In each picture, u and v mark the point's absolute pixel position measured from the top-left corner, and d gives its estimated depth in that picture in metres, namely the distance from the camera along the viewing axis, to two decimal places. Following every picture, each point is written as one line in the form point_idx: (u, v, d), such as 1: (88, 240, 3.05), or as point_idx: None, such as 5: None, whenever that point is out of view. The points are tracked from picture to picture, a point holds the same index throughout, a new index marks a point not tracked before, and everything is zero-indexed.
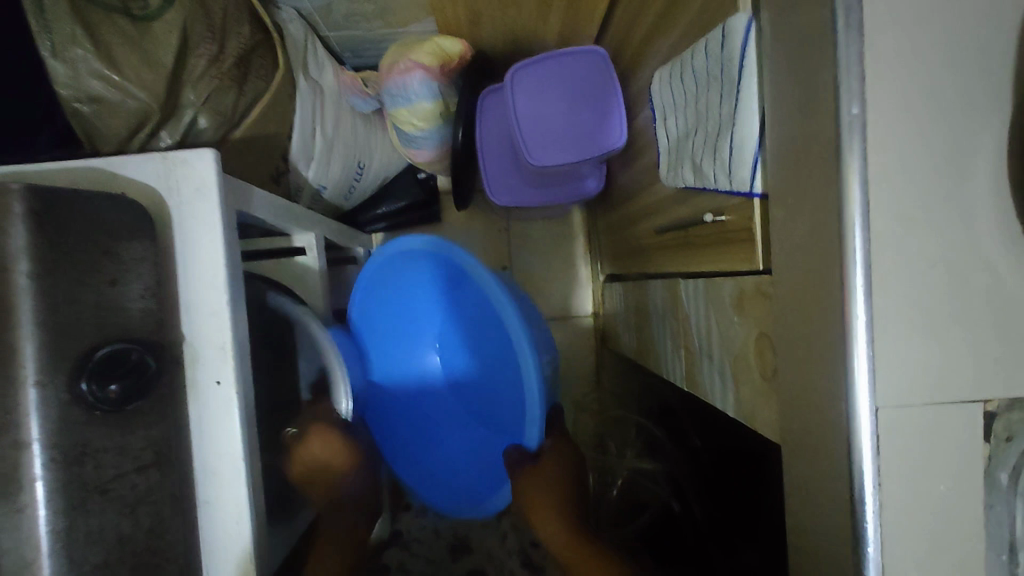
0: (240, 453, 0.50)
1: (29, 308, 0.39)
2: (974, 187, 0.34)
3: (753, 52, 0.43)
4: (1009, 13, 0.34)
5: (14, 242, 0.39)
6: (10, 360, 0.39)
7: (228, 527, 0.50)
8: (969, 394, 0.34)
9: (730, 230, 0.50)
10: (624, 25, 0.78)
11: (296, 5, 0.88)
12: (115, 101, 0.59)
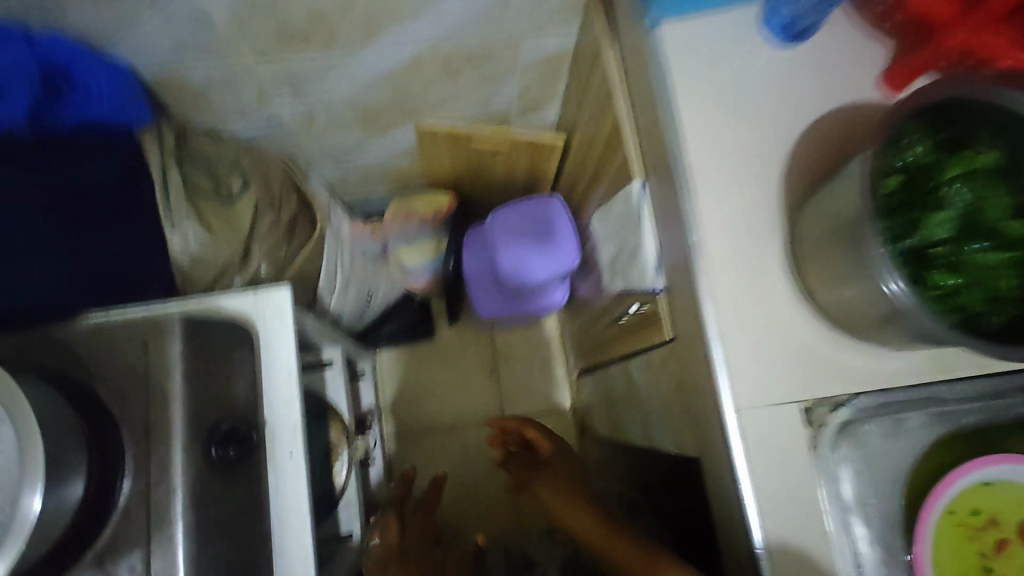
0: (305, 509, 0.63)
1: (180, 397, 0.58)
2: (772, 272, 0.57)
3: (646, 202, 0.69)
4: (779, 173, 0.59)
5: (174, 352, 0.59)
6: (166, 433, 0.57)
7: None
8: (792, 396, 0.55)
9: (650, 316, 0.72)
10: (573, 179, 1.06)
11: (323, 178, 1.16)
12: (208, 256, 0.80)
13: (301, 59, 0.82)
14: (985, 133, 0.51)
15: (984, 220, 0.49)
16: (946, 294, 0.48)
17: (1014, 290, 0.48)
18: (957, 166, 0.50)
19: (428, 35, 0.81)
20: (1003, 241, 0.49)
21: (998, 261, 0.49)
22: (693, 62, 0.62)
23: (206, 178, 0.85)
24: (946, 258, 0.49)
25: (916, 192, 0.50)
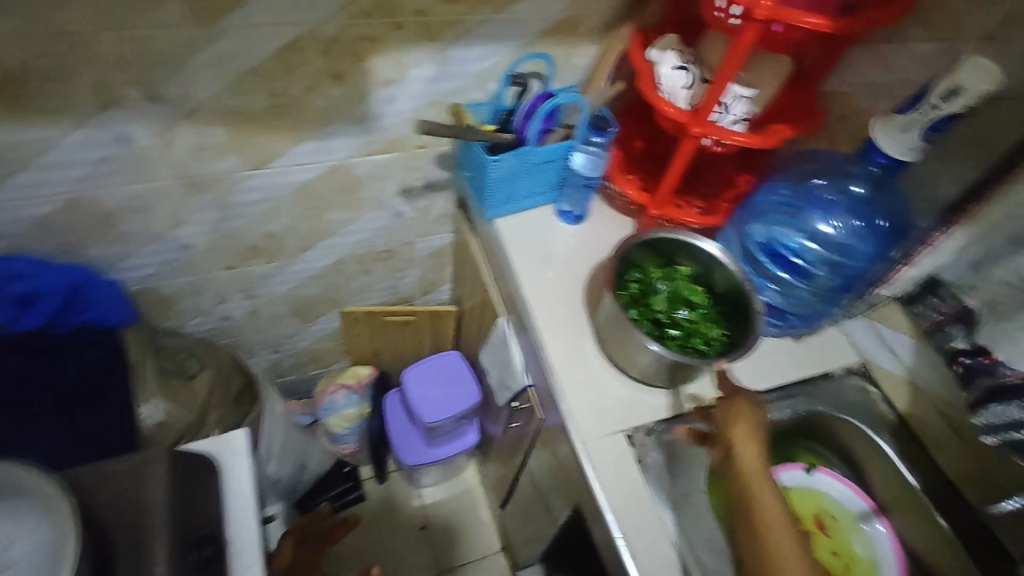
0: None
1: (162, 510, 0.72)
2: (589, 354, 0.89)
3: (511, 329, 1.01)
4: (581, 295, 0.94)
5: (159, 475, 0.75)
6: (150, 539, 0.70)
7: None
8: (617, 430, 0.82)
9: (528, 410, 0.99)
10: (466, 336, 1.38)
11: (259, 365, 1.38)
12: (171, 422, 0.97)
13: (251, 269, 1.12)
14: (672, 253, 0.88)
15: (688, 299, 0.85)
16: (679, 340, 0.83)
17: (712, 330, 0.84)
18: (662, 273, 0.87)
19: (347, 245, 1.16)
20: (700, 305, 0.86)
21: (700, 317, 0.85)
22: (520, 239, 1.00)
23: (171, 362, 1.05)
24: (673, 322, 0.85)
25: (647, 291, 0.86)
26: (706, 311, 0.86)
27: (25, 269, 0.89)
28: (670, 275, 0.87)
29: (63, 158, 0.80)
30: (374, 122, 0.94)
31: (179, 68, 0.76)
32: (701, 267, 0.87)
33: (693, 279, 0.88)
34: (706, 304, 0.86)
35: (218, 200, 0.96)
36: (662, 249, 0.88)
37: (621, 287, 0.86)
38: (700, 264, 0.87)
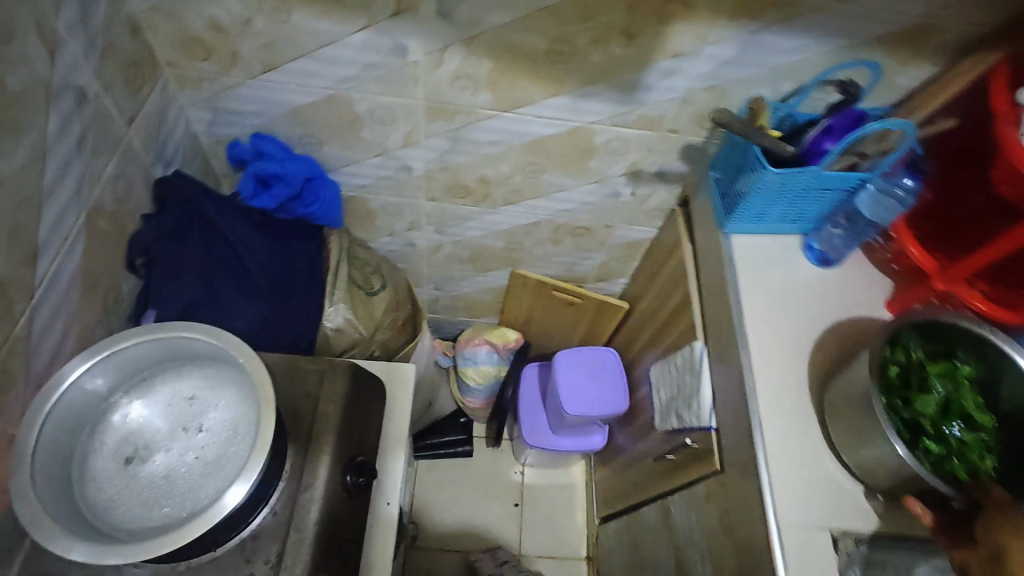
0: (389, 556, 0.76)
1: (336, 424, 0.73)
2: (806, 423, 0.75)
3: (707, 358, 0.89)
4: (812, 351, 0.80)
5: (341, 389, 0.75)
6: (320, 450, 0.71)
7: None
8: (822, 524, 0.69)
9: (699, 451, 0.88)
10: (629, 338, 1.28)
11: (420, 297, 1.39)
12: (347, 331, 0.98)
13: (453, 207, 1.10)
14: (961, 342, 0.71)
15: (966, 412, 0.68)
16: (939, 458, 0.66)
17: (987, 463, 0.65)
18: (942, 367, 0.70)
19: (550, 210, 1.10)
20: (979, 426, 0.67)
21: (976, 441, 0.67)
22: (753, 266, 0.86)
23: (360, 273, 1.06)
24: (936, 433, 0.67)
25: (911, 382, 0.70)
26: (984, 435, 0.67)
27: (272, 149, 0.92)
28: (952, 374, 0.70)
29: (341, 56, 0.80)
30: (640, 95, 0.84)
31: None
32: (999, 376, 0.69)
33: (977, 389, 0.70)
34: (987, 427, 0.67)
35: (455, 133, 0.92)
36: (950, 333, 0.71)
37: (881, 365, 0.71)
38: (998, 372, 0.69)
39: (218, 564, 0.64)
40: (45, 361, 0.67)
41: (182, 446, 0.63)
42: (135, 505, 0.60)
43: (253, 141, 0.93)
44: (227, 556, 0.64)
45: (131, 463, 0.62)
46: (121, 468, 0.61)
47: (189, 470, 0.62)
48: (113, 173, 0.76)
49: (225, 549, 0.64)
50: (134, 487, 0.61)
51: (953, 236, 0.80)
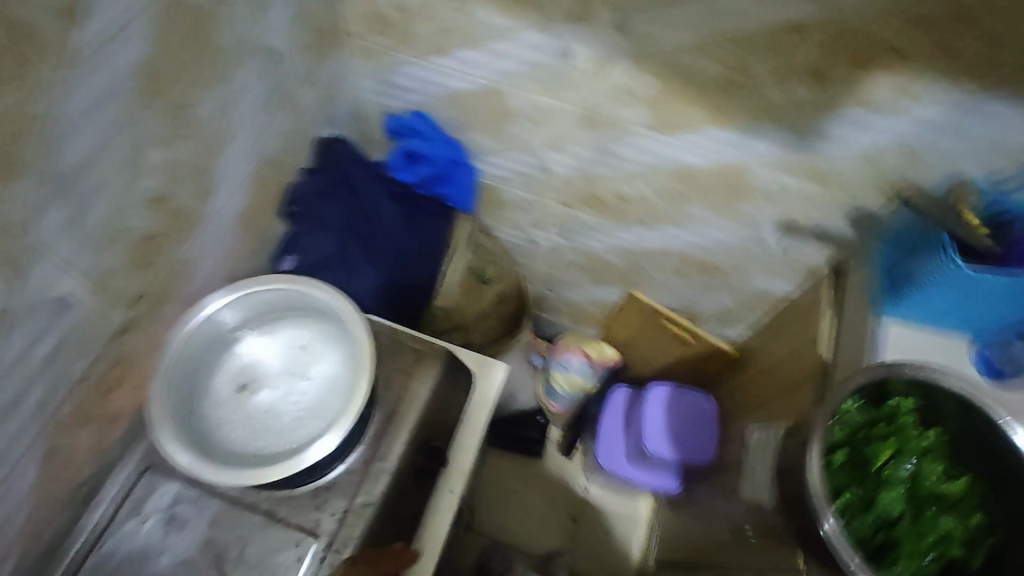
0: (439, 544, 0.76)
1: (421, 405, 0.75)
2: None
3: None
4: None
5: (432, 372, 0.78)
6: (401, 426, 0.74)
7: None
8: None
9: (782, 542, 0.79)
10: (734, 391, 1.18)
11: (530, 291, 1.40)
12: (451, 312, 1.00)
13: (582, 215, 1.07)
14: (941, 406, 0.63)
15: (933, 470, 0.62)
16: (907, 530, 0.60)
17: (957, 525, 0.59)
18: (885, 446, 0.63)
19: (681, 240, 1.04)
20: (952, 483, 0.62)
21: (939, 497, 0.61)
22: (902, 360, 0.75)
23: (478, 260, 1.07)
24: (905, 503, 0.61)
25: (880, 475, 0.63)
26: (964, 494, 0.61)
27: (425, 129, 0.97)
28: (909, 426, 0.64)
29: (506, 52, 0.81)
30: (812, 143, 0.76)
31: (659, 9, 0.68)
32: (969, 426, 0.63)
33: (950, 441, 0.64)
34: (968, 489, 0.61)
35: (600, 144, 0.90)
36: (929, 391, 0.63)
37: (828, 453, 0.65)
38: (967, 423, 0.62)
39: (291, 503, 0.70)
40: (198, 284, 0.77)
41: (286, 391, 0.70)
42: (235, 429, 0.68)
43: (410, 117, 0.97)
44: (301, 497, 0.70)
45: (244, 390, 0.71)
46: (235, 392, 0.70)
47: (285, 414, 0.69)
48: (284, 127, 0.84)
49: (302, 491, 0.70)
50: (240, 412, 0.69)
51: None
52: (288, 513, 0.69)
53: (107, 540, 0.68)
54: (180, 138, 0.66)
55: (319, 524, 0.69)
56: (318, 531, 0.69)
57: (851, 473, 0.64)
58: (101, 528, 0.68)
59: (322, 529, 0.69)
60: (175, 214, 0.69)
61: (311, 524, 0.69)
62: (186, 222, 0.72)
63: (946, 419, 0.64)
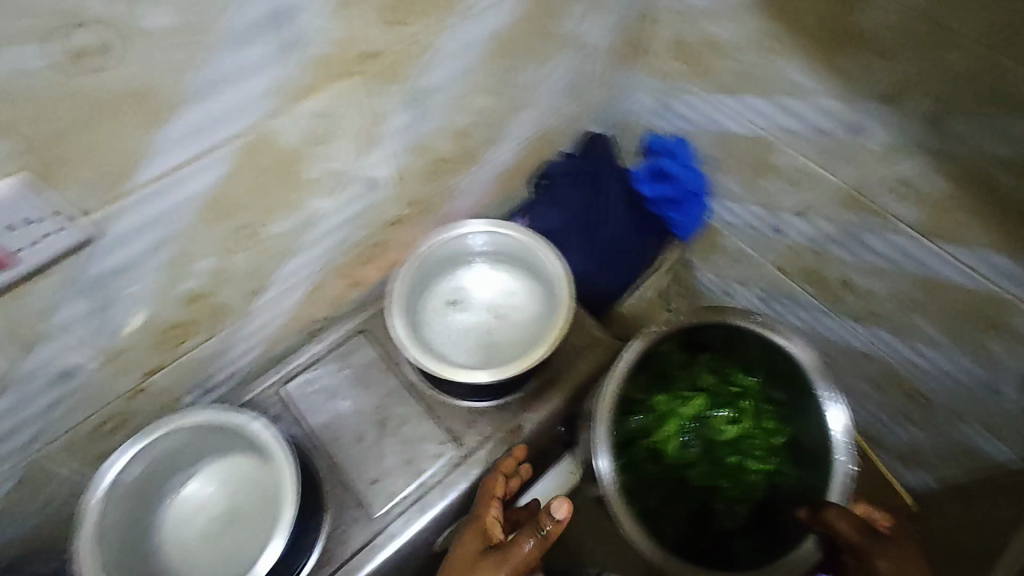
0: None
1: (580, 384, 0.83)
2: None
3: None
4: None
5: (602, 362, 0.85)
6: (558, 392, 0.82)
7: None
8: None
9: None
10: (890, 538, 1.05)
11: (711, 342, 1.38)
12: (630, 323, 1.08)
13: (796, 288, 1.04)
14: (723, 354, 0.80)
15: (717, 432, 0.79)
16: (671, 450, 0.78)
17: (737, 488, 0.78)
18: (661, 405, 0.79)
19: (894, 355, 0.95)
20: (752, 435, 0.79)
21: (706, 459, 0.79)
22: None
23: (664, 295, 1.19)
24: (670, 421, 0.79)
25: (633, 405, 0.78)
26: (735, 467, 0.78)
27: (683, 155, 1.04)
28: (738, 389, 0.80)
29: (791, 110, 0.83)
30: None
31: (976, 117, 0.64)
32: (796, 416, 0.76)
33: (748, 398, 0.79)
34: (753, 434, 0.78)
35: (849, 226, 0.87)
36: (740, 337, 0.77)
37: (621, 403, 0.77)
38: (788, 409, 0.77)
39: (449, 409, 0.82)
40: (454, 211, 0.93)
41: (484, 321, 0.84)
42: (438, 333, 0.83)
43: (671, 140, 1.05)
44: (458, 409, 0.82)
45: (453, 306, 0.86)
46: (445, 304, 0.85)
47: (478, 338, 0.83)
48: (566, 113, 0.97)
49: (460, 406, 0.82)
50: (445, 321, 0.84)
51: None
52: (443, 415, 0.82)
53: (317, 370, 0.85)
54: (497, 95, 0.80)
55: (463, 436, 0.80)
56: (461, 440, 0.80)
57: (660, 415, 0.79)
58: (317, 360, 0.86)
59: (464, 440, 0.80)
60: (466, 151, 0.84)
61: (457, 433, 0.81)
62: (469, 160, 0.86)
63: (739, 357, 0.80)
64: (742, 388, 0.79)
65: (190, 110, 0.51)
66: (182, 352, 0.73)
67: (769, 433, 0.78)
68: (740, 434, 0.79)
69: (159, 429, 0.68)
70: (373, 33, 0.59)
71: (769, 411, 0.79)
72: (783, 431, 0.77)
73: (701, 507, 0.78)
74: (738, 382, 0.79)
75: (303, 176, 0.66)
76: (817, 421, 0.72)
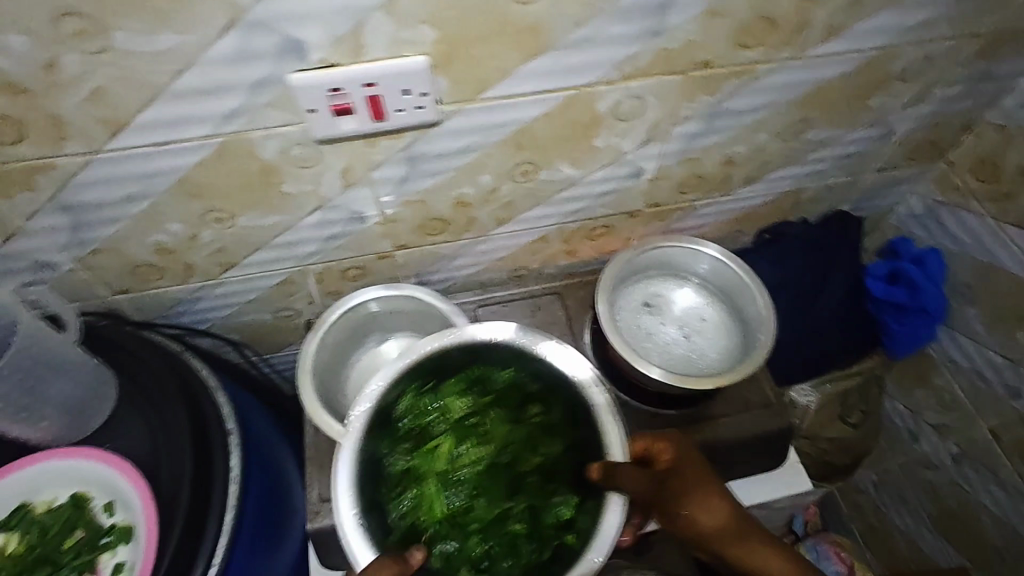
0: None
1: (737, 434, 0.85)
2: None
3: None
4: None
5: (768, 425, 0.85)
6: (712, 430, 0.85)
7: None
8: None
9: None
10: None
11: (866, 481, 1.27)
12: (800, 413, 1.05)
13: (1008, 459, 0.98)
14: (462, 366, 0.64)
15: (466, 467, 0.63)
16: (410, 489, 0.60)
17: (520, 502, 0.60)
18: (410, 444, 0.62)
19: None
20: (517, 448, 0.63)
21: (466, 488, 0.62)
22: None
23: (853, 406, 1.09)
24: (421, 459, 0.62)
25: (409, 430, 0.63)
26: (517, 483, 0.61)
27: (933, 268, 0.98)
28: (486, 399, 0.64)
29: None
30: None
31: None
32: (473, 392, 0.64)
33: (512, 394, 0.64)
34: (521, 460, 0.62)
35: None
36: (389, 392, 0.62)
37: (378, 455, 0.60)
38: (549, 402, 0.63)
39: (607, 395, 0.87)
40: (681, 228, 0.98)
41: (671, 334, 0.88)
42: (627, 322, 0.88)
43: (925, 250, 0.99)
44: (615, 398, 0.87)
45: (647, 306, 0.90)
46: (642, 302, 0.90)
47: (660, 344, 0.87)
48: (830, 184, 0.96)
49: (617, 396, 0.87)
50: (636, 316, 0.88)
51: (676, 471, 0.65)
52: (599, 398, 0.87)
53: (509, 306, 0.95)
54: (782, 140, 0.83)
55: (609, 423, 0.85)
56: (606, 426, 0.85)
57: (416, 479, 0.60)
58: (510, 299, 0.95)
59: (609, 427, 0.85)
60: (725, 179, 0.88)
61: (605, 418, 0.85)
62: (722, 188, 0.90)
63: (408, 392, 0.62)
64: (481, 390, 0.64)
65: (556, 53, 0.62)
66: (427, 242, 0.86)
67: (513, 426, 0.63)
68: (484, 461, 0.63)
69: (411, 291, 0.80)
70: (719, 48, 0.66)
71: (532, 419, 0.63)
72: (539, 415, 0.63)
73: (523, 508, 0.60)
74: (483, 386, 0.64)
75: (594, 142, 0.75)
76: (558, 376, 0.63)
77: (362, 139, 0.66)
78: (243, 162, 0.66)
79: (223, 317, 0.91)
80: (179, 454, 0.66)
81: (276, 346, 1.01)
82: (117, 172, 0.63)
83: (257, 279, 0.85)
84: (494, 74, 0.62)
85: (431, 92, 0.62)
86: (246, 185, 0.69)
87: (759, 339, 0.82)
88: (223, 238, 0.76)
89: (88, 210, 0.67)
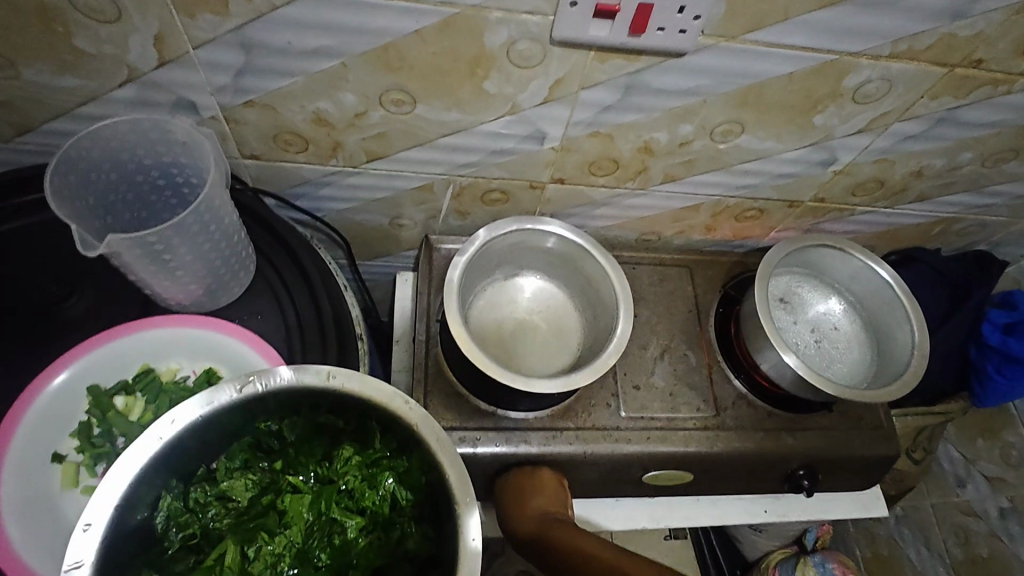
0: (723, 518, 0.86)
1: (846, 450, 0.83)
2: None
3: None
4: None
5: (876, 450, 0.84)
6: (822, 441, 0.83)
7: (670, 513, 0.85)
8: None
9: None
10: None
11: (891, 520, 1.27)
12: None
13: None
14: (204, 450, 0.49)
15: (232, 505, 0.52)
16: (260, 566, 0.51)
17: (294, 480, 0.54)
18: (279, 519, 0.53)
19: None
20: (352, 490, 0.53)
21: (324, 533, 0.53)
22: None
23: (918, 441, 1.08)
24: (246, 507, 0.53)
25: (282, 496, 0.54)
26: (377, 523, 0.53)
27: None
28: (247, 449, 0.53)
29: None
30: None
31: None
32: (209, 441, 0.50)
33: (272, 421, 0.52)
34: (376, 503, 0.53)
35: None
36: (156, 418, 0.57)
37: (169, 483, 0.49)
38: (366, 435, 0.53)
39: (724, 383, 0.84)
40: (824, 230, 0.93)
41: (801, 335, 0.84)
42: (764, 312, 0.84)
43: None
44: (730, 388, 0.84)
45: (782, 301, 0.86)
46: (778, 296, 0.86)
47: (793, 342, 0.83)
48: (983, 221, 0.93)
49: (735, 385, 0.84)
50: (772, 308, 0.85)
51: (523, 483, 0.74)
52: (715, 384, 0.84)
53: (635, 267, 0.89)
54: (975, 166, 0.79)
55: (722, 410, 0.82)
56: (719, 413, 0.82)
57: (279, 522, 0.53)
58: (638, 262, 0.90)
59: (721, 415, 0.82)
60: (902, 191, 0.83)
61: (718, 405, 0.83)
62: (891, 200, 0.85)
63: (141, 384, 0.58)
64: (276, 446, 0.53)
65: (849, 9, 0.55)
66: (586, 182, 0.79)
67: (373, 472, 0.53)
68: (255, 489, 0.53)
69: (573, 239, 0.75)
70: (1000, 49, 0.61)
71: (382, 464, 0.53)
72: (387, 459, 0.53)
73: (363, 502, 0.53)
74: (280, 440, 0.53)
75: (814, 118, 0.69)
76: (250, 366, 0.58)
77: (597, 52, 0.58)
78: (462, 42, 0.57)
79: (339, 209, 0.83)
80: (316, 347, 0.60)
81: (372, 254, 0.93)
82: (326, 19, 0.54)
83: (397, 179, 0.77)
84: (774, 13, 0.55)
85: (704, 17, 0.54)
86: (449, 71, 0.60)
87: (901, 363, 0.79)
88: (389, 124, 0.67)
89: (268, 54, 0.58)
